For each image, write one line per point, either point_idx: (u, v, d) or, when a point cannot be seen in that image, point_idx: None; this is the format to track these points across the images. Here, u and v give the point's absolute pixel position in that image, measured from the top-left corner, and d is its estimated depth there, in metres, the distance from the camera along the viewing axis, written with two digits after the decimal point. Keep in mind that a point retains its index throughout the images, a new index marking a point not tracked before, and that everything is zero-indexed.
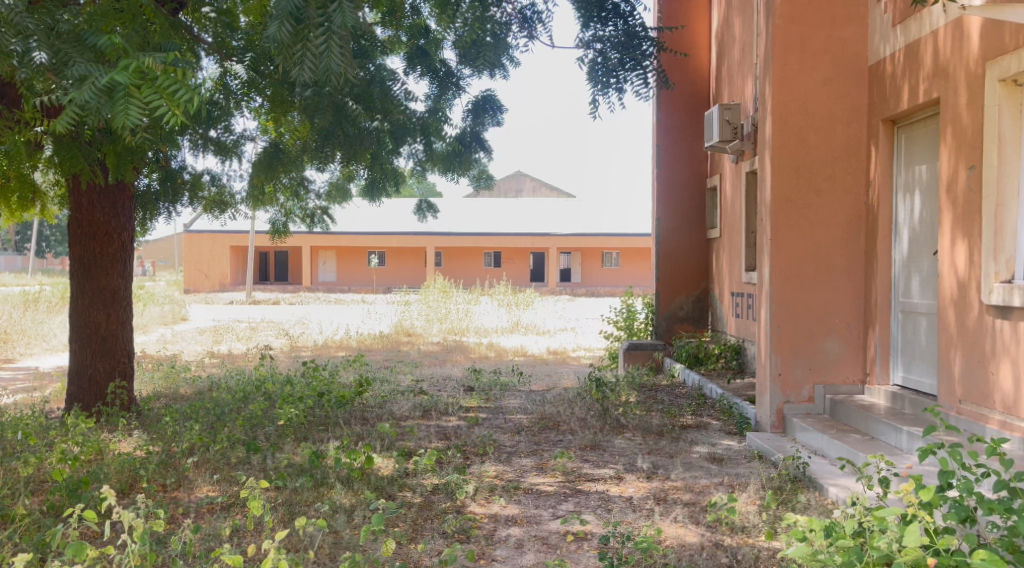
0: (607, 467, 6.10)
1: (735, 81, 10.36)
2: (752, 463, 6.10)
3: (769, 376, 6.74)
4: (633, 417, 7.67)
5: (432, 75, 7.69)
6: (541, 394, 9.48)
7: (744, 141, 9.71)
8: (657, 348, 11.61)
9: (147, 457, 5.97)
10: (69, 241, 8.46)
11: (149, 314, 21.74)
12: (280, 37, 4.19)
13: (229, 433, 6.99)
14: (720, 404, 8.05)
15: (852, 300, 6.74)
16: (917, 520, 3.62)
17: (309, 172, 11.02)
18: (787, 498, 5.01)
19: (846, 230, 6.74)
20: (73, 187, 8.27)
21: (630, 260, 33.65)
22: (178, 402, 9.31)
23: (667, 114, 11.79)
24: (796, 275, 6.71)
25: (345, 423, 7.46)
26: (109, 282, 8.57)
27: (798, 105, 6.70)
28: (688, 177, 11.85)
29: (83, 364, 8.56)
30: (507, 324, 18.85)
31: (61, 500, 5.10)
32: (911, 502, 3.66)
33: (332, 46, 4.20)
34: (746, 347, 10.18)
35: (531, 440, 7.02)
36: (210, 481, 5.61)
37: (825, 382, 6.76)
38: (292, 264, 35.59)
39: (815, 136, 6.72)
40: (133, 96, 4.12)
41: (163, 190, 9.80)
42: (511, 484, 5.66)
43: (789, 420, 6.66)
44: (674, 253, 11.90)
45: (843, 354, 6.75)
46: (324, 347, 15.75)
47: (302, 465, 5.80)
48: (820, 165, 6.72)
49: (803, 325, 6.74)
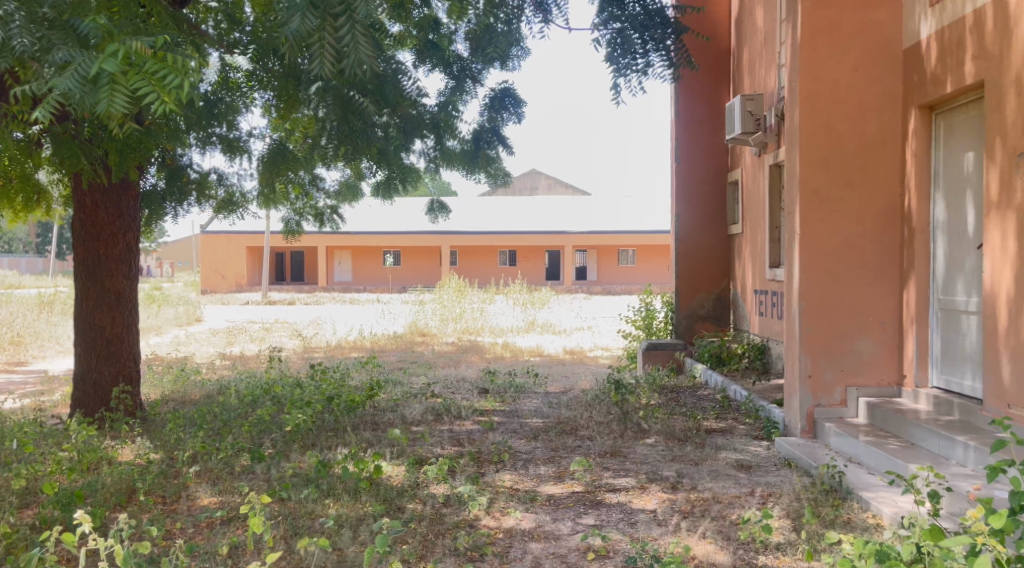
0: (629, 476, 5.79)
1: (757, 71, 10.03)
2: (783, 471, 5.79)
3: (799, 377, 6.47)
4: (655, 421, 7.37)
5: (446, 69, 7.77)
6: (559, 396, 9.18)
7: (768, 133, 9.40)
8: (678, 348, 11.27)
9: (148, 467, 5.70)
10: (73, 243, 8.22)
11: (163, 315, 21.57)
12: (303, 27, 4.23)
13: (235, 441, 6.73)
14: (743, 407, 7.75)
15: (886, 298, 6.43)
16: (987, 549, 3.31)
17: (320, 170, 10.78)
18: (824, 513, 4.70)
19: (880, 224, 6.41)
20: (75, 187, 8.04)
21: (647, 257, 33.28)
22: (187, 406, 9.06)
23: (685, 106, 11.48)
24: (827, 273, 6.42)
25: (355, 429, 7.18)
26: (114, 284, 8.29)
27: (827, 93, 6.38)
28: (707, 172, 11.51)
29: (87, 369, 8.31)
30: (522, 323, 18.56)
31: (54, 515, 4.84)
32: (981, 528, 3.36)
33: (357, 36, 4.26)
34: (771, 346, 9.85)
35: (549, 446, 6.73)
36: (211, 492, 5.34)
37: (859, 385, 6.47)
38: (307, 264, 35.41)
39: (846, 125, 6.39)
40: (118, 83, 3.83)
41: (170, 190, 9.52)
42: (528, 495, 5.36)
43: (820, 424, 6.40)
44: (695, 250, 11.56)
45: (878, 355, 6.45)
46: (337, 348, 15.51)
47: (310, 474, 5.53)
48: (851, 156, 6.40)
49: (834, 325, 6.45)
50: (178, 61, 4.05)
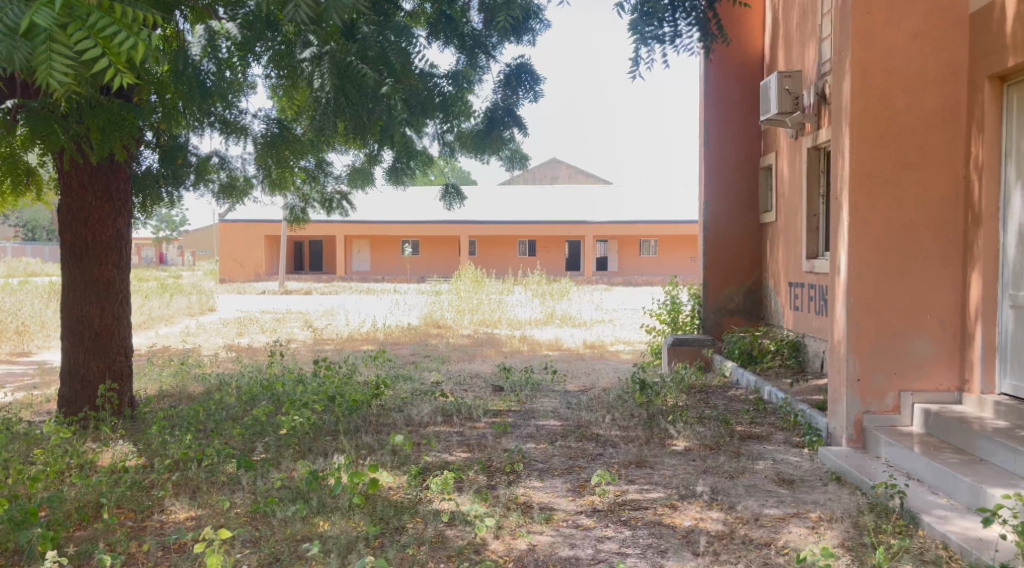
0: (656, 490, 5.18)
1: (793, 47, 9.39)
2: (831, 488, 5.18)
3: (846, 381, 5.89)
4: (685, 426, 6.76)
5: (459, 43, 7.07)
6: (579, 395, 8.58)
7: (806, 114, 8.80)
8: (705, 343, 10.50)
9: (124, 475, 5.14)
10: (59, 228, 7.57)
11: (175, 304, 21.07)
12: None
13: (225, 445, 6.16)
14: (780, 412, 7.13)
15: (947, 293, 5.84)
16: None
17: (331, 154, 10.21)
18: (887, 544, 4.10)
19: (940, 210, 5.81)
20: (60, 169, 7.36)
21: (669, 248, 32.57)
22: (183, 402, 8.51)
23: (716, 87, 10.83)
24: (879, 264, 5.85)
25: (359, 433, 6.60)
26: (103, 273, 7.64)
27: (883, 63, 5.79)
28: (739, 156, 10.87)
29: (74, 363, 7.62)
30: (541, 315, 17.96)
31: (5, 535, 4.27)
32: None
33: None
34: (806, 343, 9.23)
35: (568, 454, 6.12)
36: (189, 506, 4.76)
37: (913, 389, 5.88)
38: (326, 253, 34.95)
39: (903, 100, 5.81)
40: (57, 40, 3.23)
41: (165, 172, 8.81)
42: (544, 513, 4.77)
43: (870, 433, 5.83)
44: (725, 240, 10.93)
45: (935, 357, 5.86)
46: (349, 340, 14.96)
47: (300, 487, 4.96)
48: (909, 134, 5.81)
49: (887, 322, 5.86)
50: (132, 12, 3.45)
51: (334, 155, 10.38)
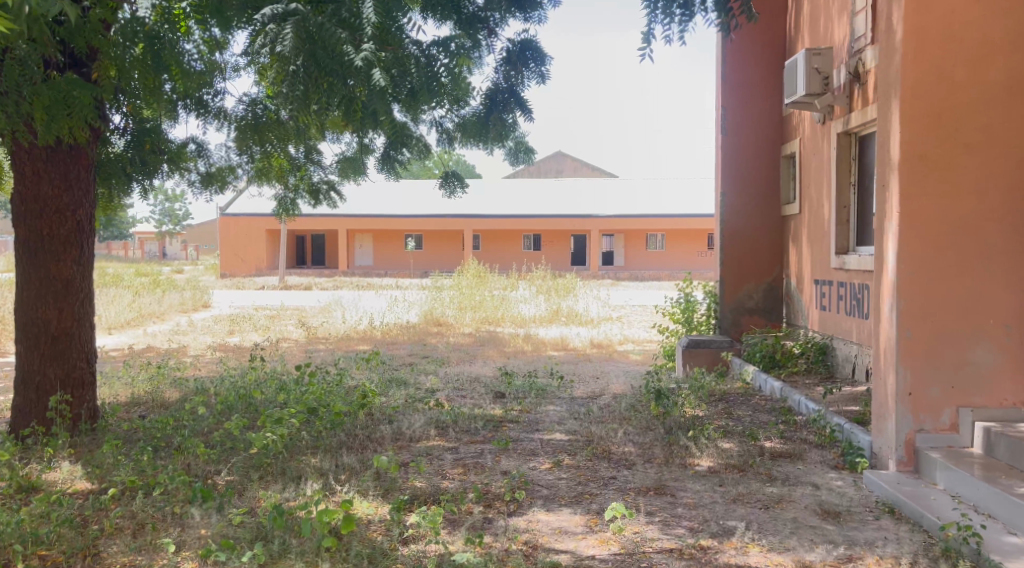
0: (679, 526, 4.47)
1: (820, 25, 8.67)
2: (883, 524, 4.47)
3: (896, 395, 5.20)
4: (708, 443, 6.02)
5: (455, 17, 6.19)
6: (588, 404, 7.84)
7: (837, 95, 8.09)
8: (723, 346, 9.72)
9: (59, 511, 4.41)
10: (12, 223, 6.74)
11: (168, 299, 20.31)
12: None
13: (186, 465, 5.43)
14: (812, 426, 6.40)
15: (1013, 293, 5.13)
16: None
17: (323, 143, 9.53)
18: None
19: (1006, 199, 5.12)
20: (13, 152, 6.57)
21: (675, 242, 31.84)
22: (154, 411, 7.80)
23: (736, 69, 10.11)
24: (937, 260, 5.15)
25: (341, 453, 5.87)
26: (61, 271, 6.78)
27: (941, 30, 5.12)
28: (760, 145, 10.17)
29: (29, 370, 6.81)
30: (546, 312, 17.22)
31: None
32: None
33: None
34: (835, 347, 8.52)
35: (576, 476, 5.39)
36: (128, 551, 4.04)
37: (973, 404, 5.19)
38: (329, 247, 34.23)
39: (964, 73, 5.13)
40: None
41: (135, 159, 7.85)
42: (548, 558, 4.07)
43: (923, 455, 5.13)
44: (744, 234, 10.23)
45: (999, 367, 5.16)
46: (345, 339, 14.24)
47: (263, 524, 4.26)
48: (970, 111, 5.13)
49: (943, 327, 5.16)
50: None
51: (324, 143, 9.61)
